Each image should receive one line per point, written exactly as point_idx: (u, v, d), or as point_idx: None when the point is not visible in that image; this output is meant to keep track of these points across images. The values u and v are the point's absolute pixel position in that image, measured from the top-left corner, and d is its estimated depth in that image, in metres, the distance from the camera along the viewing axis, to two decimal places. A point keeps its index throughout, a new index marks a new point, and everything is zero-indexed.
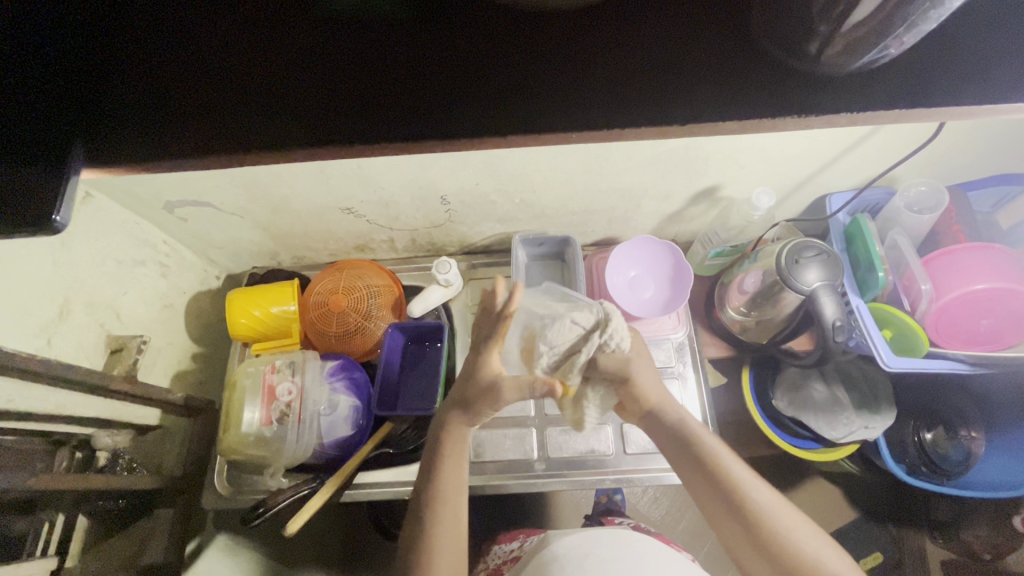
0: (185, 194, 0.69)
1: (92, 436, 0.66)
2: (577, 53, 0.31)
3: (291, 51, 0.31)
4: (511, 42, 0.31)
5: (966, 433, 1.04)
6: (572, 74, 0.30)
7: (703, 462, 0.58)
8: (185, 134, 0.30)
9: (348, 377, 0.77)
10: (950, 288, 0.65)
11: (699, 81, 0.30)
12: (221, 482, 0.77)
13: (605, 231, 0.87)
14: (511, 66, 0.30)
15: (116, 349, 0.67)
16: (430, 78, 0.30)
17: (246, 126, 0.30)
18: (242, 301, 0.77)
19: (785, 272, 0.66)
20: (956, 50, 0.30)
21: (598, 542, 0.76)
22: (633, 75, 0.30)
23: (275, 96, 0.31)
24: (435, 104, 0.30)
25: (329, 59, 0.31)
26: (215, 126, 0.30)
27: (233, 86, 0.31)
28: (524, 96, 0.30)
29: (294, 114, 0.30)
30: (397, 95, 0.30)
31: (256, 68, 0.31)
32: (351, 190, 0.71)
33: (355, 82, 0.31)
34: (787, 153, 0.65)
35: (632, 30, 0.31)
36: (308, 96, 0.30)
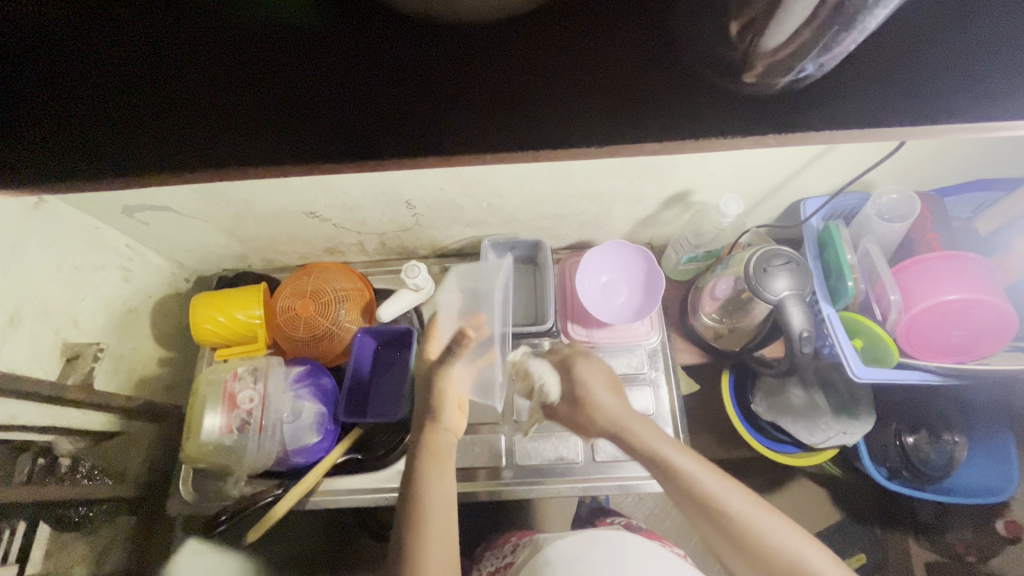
0: (143, 199, 0.67)
1: (54, 443, 0.65)
2: (499, 64, 0.30)
3: (195, 61, 0.30)
4: (429, 50, 0.30)
5: (950, 438, 1.02)
6: (490, 83, 0.30)
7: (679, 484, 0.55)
8: (138, 154, 0.30)
9: (314, 383, 0.76)
10: (919, 299, 0.63)
11: (623, 90, 0.29)
12: (186, 488, 0.76)
13: (578, 235, 0.85)
14: (433, 74, 0.30)
15: (71, 357, 0.66)
16: (351, 89, 0.30)
17: (203, 143, 0.30)
18: (206, 306, 0.76)
19: (753, 281, 0.64)
20: (885, 66, 0.29)
21: (592, 543, 0.75)
22: (559, 87, 0.29)
23: (240, 118, 0.30)
24: (355, 119, 0.30)
25: (242, 70, 0.30)
26: (169, 140, 0.30)
27: (191, 107, 0.30)
28: (448, 107, 0.30)
29: (260, 133, 0.30)
30: (325, 113, 0.30)
31: (164, 80, 0.30)
32: (313, 194, 0.69)
33: (324, 103, 0.30)
34: (756, 159, 0.64)
35: (563, 37, 0.30)
36: (275, 118, 0.30)
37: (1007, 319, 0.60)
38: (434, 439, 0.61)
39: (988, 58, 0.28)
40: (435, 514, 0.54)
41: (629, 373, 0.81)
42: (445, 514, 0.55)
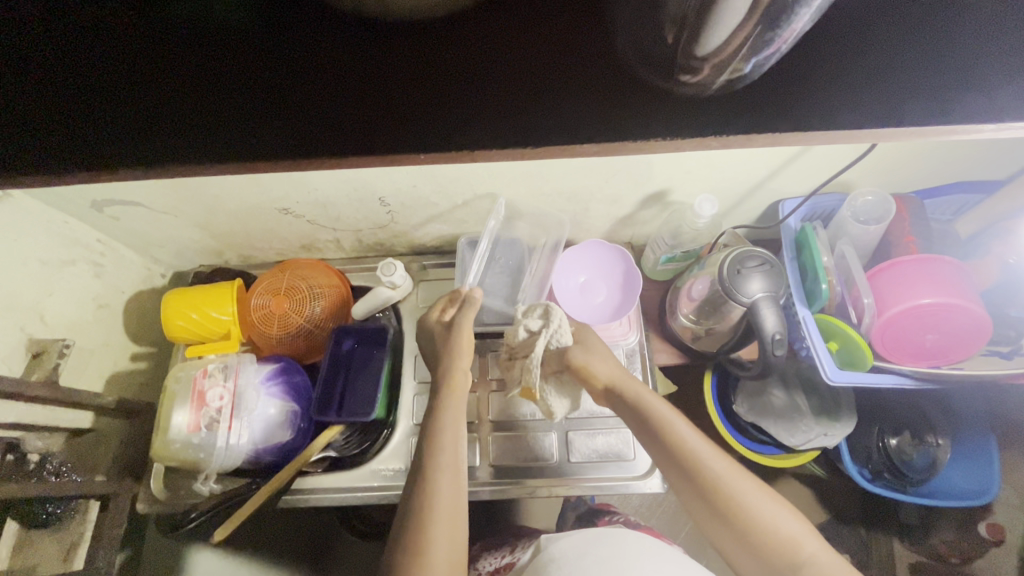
0: (110, 194, 0.66)
1: (22, 439, 0.65)
2: (480, 80, 0.36)
3: (247, 73, 0.37)
4: (423, 64, 0.36)
5: (933, 440, 1.02)
6: (472, 93, 0.36)
7: (668, 442, 0.58)
8: (231, 143, 0.36)
9: (287, 380, 0.75)
10: (894, 302, 0.63)
11: (581, 103, 0.35)
12: (157, 485, 0.76)
13: (557, 233, 0.84)
14: (427, 84, 0.36)
15: (36, 353, 0.65)
16: (355, 97, 0.36)
17: (283, 128, 0.36)
18: (178, 303, 0.75)
19: (726, 282, 0.64)
20: (807, 82, 0.35)
21: (593, 540, 0.75)
22: (531, 98, 0.35)
23: (314, 110, 0.36)
24: (355, 127, 0.36)
25: (265, 76, 0.36)
26: (256, 133, 0.36)
27: (269, 101, 0.36)
28: (437, 116, 0.36)
29: (331, 124, 0.36)
30: (338, 120, 0.36)
31: (203, 86, 0.37)
32: (284, 190, 0.69)
33: (387, 95, 0.36)
34: (730, 159, 0.63)
35: (534, 55, 0.36)
36: (347, 112, 0.36)
37: (981, 324, 0.60)
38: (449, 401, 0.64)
39: (882, 72, 0.34)
40: (449, 469, 0.57)
41: None
42: (457, 474, 0.58)
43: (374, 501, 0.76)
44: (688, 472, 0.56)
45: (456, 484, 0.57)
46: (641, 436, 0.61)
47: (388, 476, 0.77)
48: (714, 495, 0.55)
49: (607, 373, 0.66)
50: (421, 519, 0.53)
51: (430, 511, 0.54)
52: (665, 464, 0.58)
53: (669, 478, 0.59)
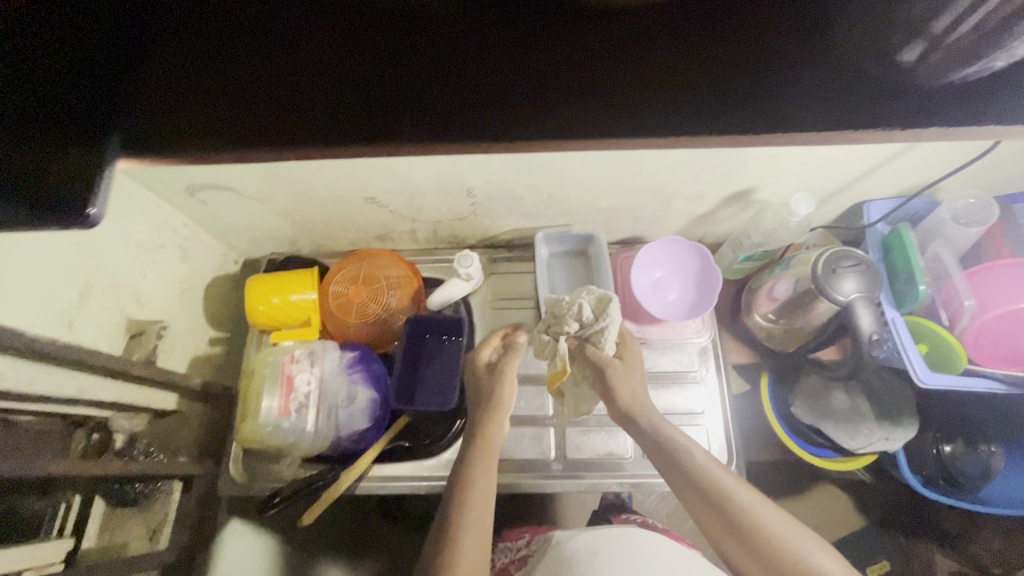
0: (207, 178, 0.67)
1: (109, 419, 0.68)
2: (601, 65, 0.31)
3: (379, 52, 0.31)
4: (537, 45, 0.31)
5: (986, 448, 1.01)
6: (602, 77, 0.31)
7: (689, 471, 0.57)
8: (370, 122, 0.31)
9: (366, 368, 0.75)
10: (992, 306, 0.62)
11: (737, 79, 0.30)
12: (236, 469, 0.77)
13: (631, 230, 0.84)
14: (518, 65, 0.31)
15: (134, 333, 0.66)
16: (466, 71, 0.31)
17: (424, 111, 0.31)
18: (260, 289, 0.77)
19: (822, 281, 0.63)
20: None
21: (604, 539, 0.74)
22: (673, 83, 0.30)
23: (457, 88, 0.31)
24: (470, 101, 0.31)
25: (364, 41, 0.31)
26: (394, 120, 0.31)
27: (400, 86, 0.31)
28: (583, 93, 0.31)
29: (487, 102, 0.31)
30: (445, 89, 0.31)
31: (294, 56, 0.31)
32: (376, 180, 0.69)
33: (537, 75, 0.31)
34: (830, 158, 0.63)
35: (672, 50, 0.31)
36: (499, 85, 0.31)
37: None
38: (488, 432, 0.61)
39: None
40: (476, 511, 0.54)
41: (679, 371, 0.82)
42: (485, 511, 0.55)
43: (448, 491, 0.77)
44: (713, 502, 0.55)
45: (490, 481, 0.57)
46: (660, 466, 0.59)
47: None
48: (744, 525, 0.54)
49: (626, 390, 0.63)
50: (449, 547, 0.52)
51: (457, 544, 0.52)
52: (680, 489, 0.57)
53: (691, 506, 0.57)
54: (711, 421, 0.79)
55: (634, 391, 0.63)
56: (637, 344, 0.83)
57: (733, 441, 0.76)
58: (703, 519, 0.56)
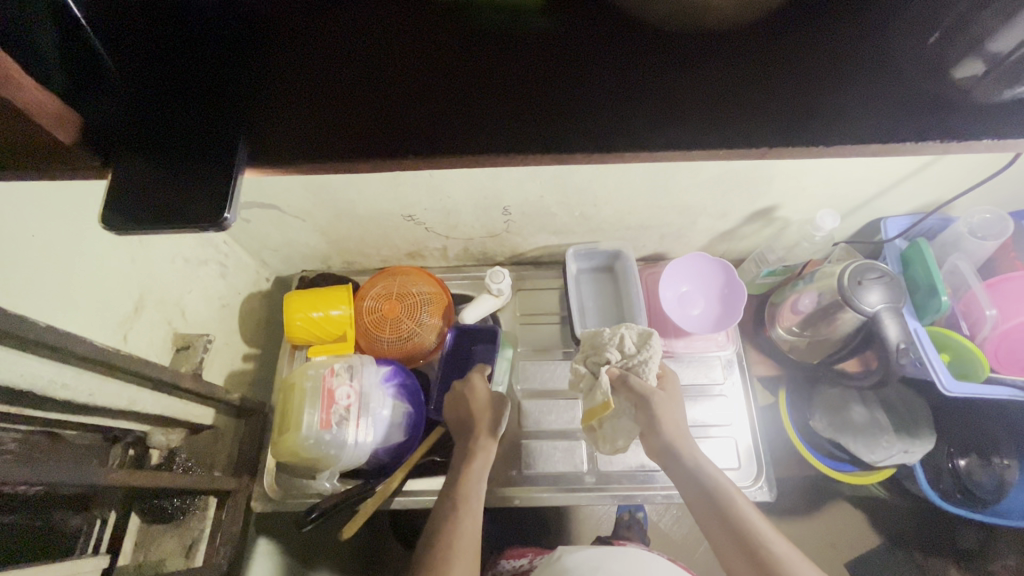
0: (254, 195, 0.69)
1: (148, 434, 0.67)
2: (694, 69, 0.31)
3: (448, 66, 0.31)
4: (629, 48, 0.31)
5: (1000, 460, 1.02)
6: (694, 84, 0.31)
7: (725, 509, 0.55)
8: (443, 134, 0.31)
9: (401, 382, 0.77)
10: (1013, 315, 0.66)
11: (835, 87, 0.31)
12: (269, 482, 0.79)
13: (656, 247, 0.87)
14: (582, 78, 0.31)
15: (182, 347, 0.67)
16: (559, 77, 0.31)
17: (498, 125, 0.31)
18: (299, 302, 0.79)
19: (847, 293, 0.66)
20: None
21: (606, 554, 0.73)
22: (762, 89, 0.31)
23: (530, 101, 0.31)
24: (547, 111, 0.31)
25: (459, 50, 0.31)
26: (473, 131, 0.31)
27: (474, 98, 0.31)
28: (652, 105, 0.31)
29: (557, 114, 0.31)
30: (545, 96, 0.31)
31: (362, 73, 0.31)
32: (417, 198, 0.72)
33: (610, 85, 0.31)
34: (852, 174, 0.67)
35: (765, 56, 0.31)
36: (573, 95, 0.31)
37: None
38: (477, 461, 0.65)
39: None
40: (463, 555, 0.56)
41: (704, 383, 0.83)
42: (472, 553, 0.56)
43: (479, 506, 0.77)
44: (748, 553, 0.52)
45: (475, 519, 0.60)
46: (696, 508, 0.57)
47: (496, 481, 0.78)
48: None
49: (671, 423, 0.61)
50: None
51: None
52: (712, 531, 0.55)
53: (724, 553, 0.54)
54: (739, 432, 0.81)
55: (675, 422, 0.61)
56: (664, 357, 0.85)
57: (761, 451, 0.78)
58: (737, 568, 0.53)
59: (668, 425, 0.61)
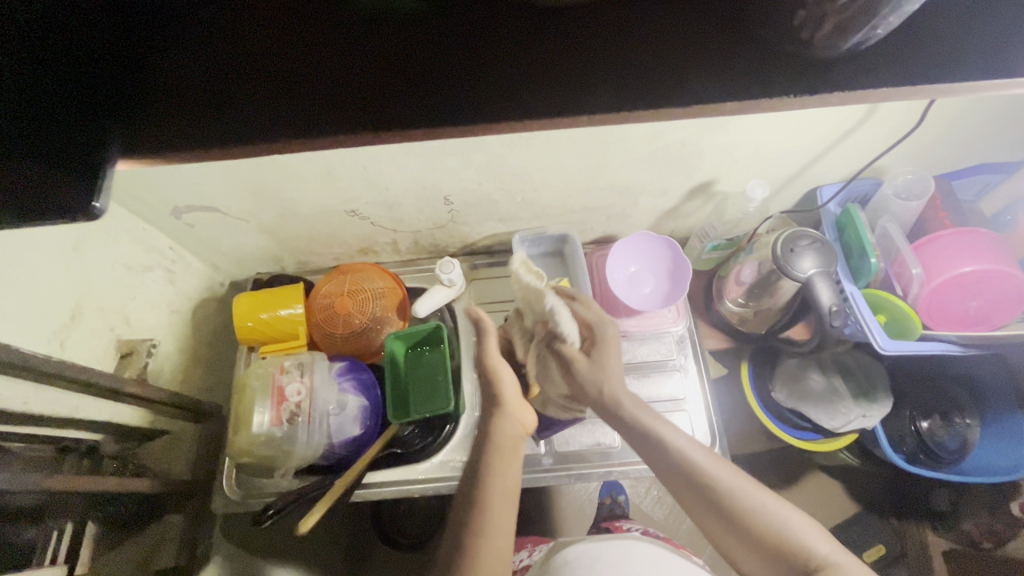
0: (192, 198, 0.69)
1: (101, 443, 0.67)
2: (567, 44, 0.32)
3: (329, 53, 0.33)
4: (502, 30, 0.33)
5: (961, 420, 1.04)
6: (564, 55, 0.32)
7: (713, 493, 0.54)
8: (327, 113, 0.31)
9: (356, 377, 0.78)
10: (940, 272, 0.67)
11: (696, 55, 0.31)
12: (230, 485, 0.77)
13: (604, 229, 0.89)
14: (459, 57, 0.32)
15: (125, 353, 0.68)
16: (437, 57, 0.32)
17: (383, 102, 0.31)
18: (249, 304, 0.79)
19: (781, 261, 0.68)
20: None
21: (612, 545, 0.75)
22: (629, 58, 0.32)
23: (411, 80, 0.32)
24: (426, 86, 0.32)
25: (339, 39, 0.33)
26: (354, 109, 0.32)
27: (355, 79, 0.32)
28: (520, 79, 0.32)
29: (437, 92, 0.32)
30: (424, 74, 0.32)
31: (247, 69, 0.33)
32: (357, 192, 0.72)
33: (484, 62, 0.32)
34: (779, 144, 0.68)
35: (636, 31, 0.32)
36: (450, 74, 0.32)
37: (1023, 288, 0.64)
38: (507, 436, 0.60)
39: None
40: (500, 524, 0.55)
41: (659, 360, 0.84)
42: (507, 508, 0.56)
43: (443, 492, 0.78)
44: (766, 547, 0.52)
45: (509, 505, 0.56)
46: (702, 513, 0.55)
47: (456, 468, 0.79)
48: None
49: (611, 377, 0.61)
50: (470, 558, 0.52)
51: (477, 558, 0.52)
52: (693, 505, 0.56)
53: (718, 534, 0.55)
54: (695, 410, 0.81)
55: (601, 388, 0.61)
56: None
57: (714, 423, 0.79)
58: (718, 531, 0.55)
59: (624, 405, 0.59)
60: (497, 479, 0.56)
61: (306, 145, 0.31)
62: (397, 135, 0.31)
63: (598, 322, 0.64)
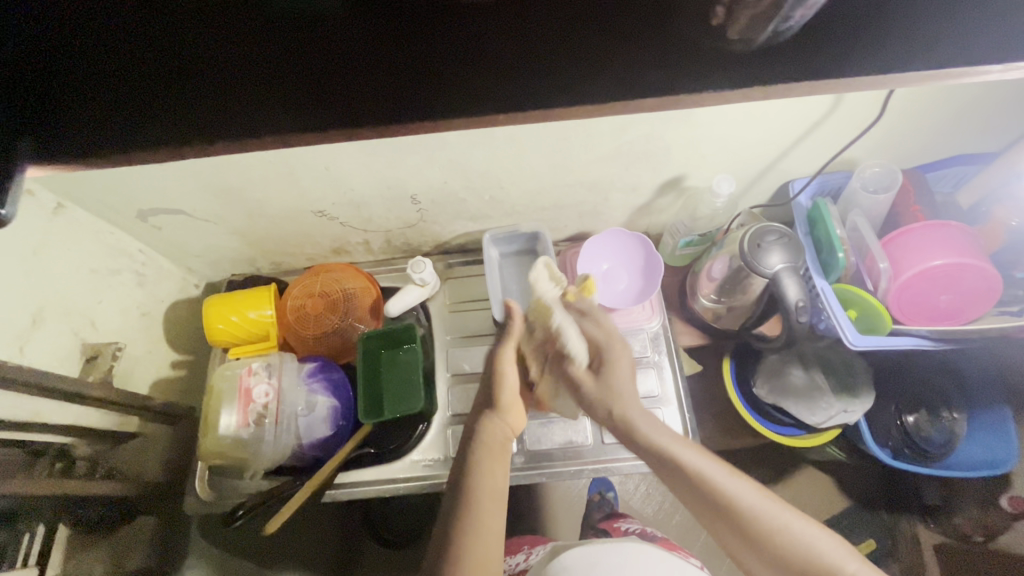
0: (157, 201, 0.69)
1: (72, 446, 0.67)
2: (484, 38, 0.31)
3: (254, 55, 0.32)
4: (422, 25, 0.32)
5: (948, 414, 1.02)
6: (477, 51, 0.31)
7: (730, 509, 0.53)
8: (251, 117, 0.31)
9: (326, 377, 0.77)
10: (909, 266, 0.66)
11: (615, 49, 0.31)
12: (202, 486, 0.77)
13: (577, 226, 0.88)
14: (381, 56, 0.31)
15: (91, 357, 0.68)
16: (361, 58, 0.32)
17: (305, 104, 0.31)
18: (220, 306, 0.79)
19: (748, 257, 0.67)
20: None
21: (609, 548, 0.73)
22: (545, 54, 0.31)
23: (335, 81, 0.31)
24: (351, 88, 0.31)
25: (263, 41, 0.32)
26: (277, 112, 0.31)
27: (278, 81, 0.31)
28: (437, 76, 0.31)
29: (359, 93, 0.31)
30: (348, 77, 0.31)
31: (167, 71, 0.31)
32: (321, 192, 0.72)
33: (405, 59, 0.31)
34: (744, 139, 0.67)
35: (554, 23, 0.31)
36: (373, 75, 0.31)
37: (991, 281, 0.64)
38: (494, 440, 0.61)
39: None
40: (489, 522, 0.52)
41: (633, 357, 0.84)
42: (496, 508, 0.54)
43: (415, 491, 0.78)
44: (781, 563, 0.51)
45: (498, 511, 0.54)
46: (719, 526, 0.55)
47: (427, 466, 0.79)
48: None
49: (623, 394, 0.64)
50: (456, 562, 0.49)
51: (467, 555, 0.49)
52: (710, 517, 0.55)
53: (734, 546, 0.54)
54: (669, 407, 0.81)
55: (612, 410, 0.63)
56: None
57: (687, 421, 0.78)
58: (735, 543, 0.54)
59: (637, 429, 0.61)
60: (486, 479, 0.56)
61: (227, 148, 0.31)
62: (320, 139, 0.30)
63: (606, 344, 0.67)
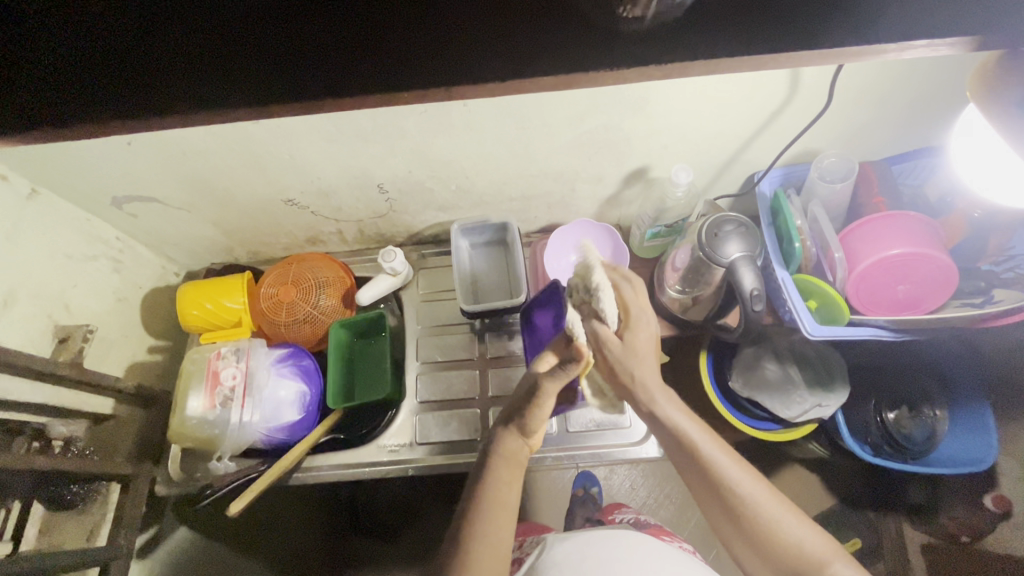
0: (130, 189, 0.71)
1: (47, 425, 0.69)
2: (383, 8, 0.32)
3: (155, 20, 0.31)
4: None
5: (930, 411, 1.00)
6: (380, 26, 0.32)
7: (732, 510, 0.50)
8: (149, 79, 0.31)
9: (296, 363, 0.79)
10: (867, 256, 0.66)
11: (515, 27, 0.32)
12: (174, 468, 0.78)
13: (548, 217, 0.89)
14: (282, 20, 0.32)
15: (61, 338, 0.70)
16: (263, 22, 0.31)
17: (207, 72, 0.31)
18: (192, 294, 0.81)
19: (704, 246, 0.68)
20: None
21: (600, 538, 0.65)
22: (445, 27, 0.32)
23: (234, 49, 0.31)
24: (249, 55, 0.31)
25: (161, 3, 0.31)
26: (179, 77, 0.31)
27: (180, 48, 0.31)
28: (338, 44, 0.31)
29: (258, 60, 0.31)
30: (250, 43, 0.31)
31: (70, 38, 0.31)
32: (288, 180, 0.73)
33: (304, 26, 0.31)
34: (703, 128, 0.68)
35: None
36: (274, 44, 0.31)
37: (946, 272, 0.64)
38: (513, 447, 0.54)
39: None
40: (501, 524, 0.49)
41: None
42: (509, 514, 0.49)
43: (381, 475, 0.80)
44: None
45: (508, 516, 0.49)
46: (720, 521, 0.51)
47: (393, 451, 0.80)
48: None
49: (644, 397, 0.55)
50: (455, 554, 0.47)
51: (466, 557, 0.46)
52: (713, 511, 0.52)
53: (738, 545, 0.51)
54: None
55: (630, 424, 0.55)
56: None
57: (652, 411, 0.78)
58: (735, 541, 0.51)
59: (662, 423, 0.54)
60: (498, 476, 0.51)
61: (134, 120, 0.31)
62: (218, 111, 0.31)
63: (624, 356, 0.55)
